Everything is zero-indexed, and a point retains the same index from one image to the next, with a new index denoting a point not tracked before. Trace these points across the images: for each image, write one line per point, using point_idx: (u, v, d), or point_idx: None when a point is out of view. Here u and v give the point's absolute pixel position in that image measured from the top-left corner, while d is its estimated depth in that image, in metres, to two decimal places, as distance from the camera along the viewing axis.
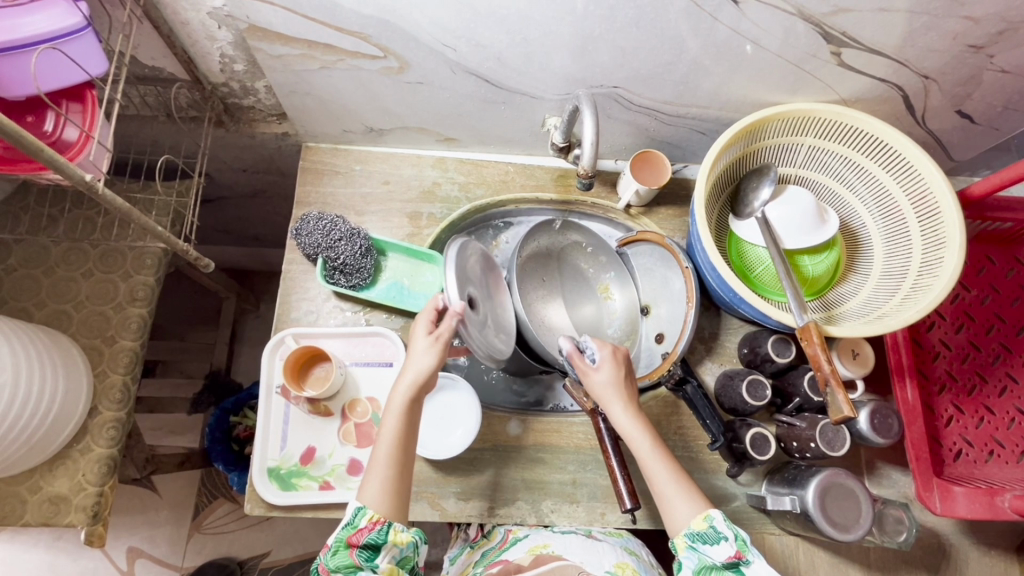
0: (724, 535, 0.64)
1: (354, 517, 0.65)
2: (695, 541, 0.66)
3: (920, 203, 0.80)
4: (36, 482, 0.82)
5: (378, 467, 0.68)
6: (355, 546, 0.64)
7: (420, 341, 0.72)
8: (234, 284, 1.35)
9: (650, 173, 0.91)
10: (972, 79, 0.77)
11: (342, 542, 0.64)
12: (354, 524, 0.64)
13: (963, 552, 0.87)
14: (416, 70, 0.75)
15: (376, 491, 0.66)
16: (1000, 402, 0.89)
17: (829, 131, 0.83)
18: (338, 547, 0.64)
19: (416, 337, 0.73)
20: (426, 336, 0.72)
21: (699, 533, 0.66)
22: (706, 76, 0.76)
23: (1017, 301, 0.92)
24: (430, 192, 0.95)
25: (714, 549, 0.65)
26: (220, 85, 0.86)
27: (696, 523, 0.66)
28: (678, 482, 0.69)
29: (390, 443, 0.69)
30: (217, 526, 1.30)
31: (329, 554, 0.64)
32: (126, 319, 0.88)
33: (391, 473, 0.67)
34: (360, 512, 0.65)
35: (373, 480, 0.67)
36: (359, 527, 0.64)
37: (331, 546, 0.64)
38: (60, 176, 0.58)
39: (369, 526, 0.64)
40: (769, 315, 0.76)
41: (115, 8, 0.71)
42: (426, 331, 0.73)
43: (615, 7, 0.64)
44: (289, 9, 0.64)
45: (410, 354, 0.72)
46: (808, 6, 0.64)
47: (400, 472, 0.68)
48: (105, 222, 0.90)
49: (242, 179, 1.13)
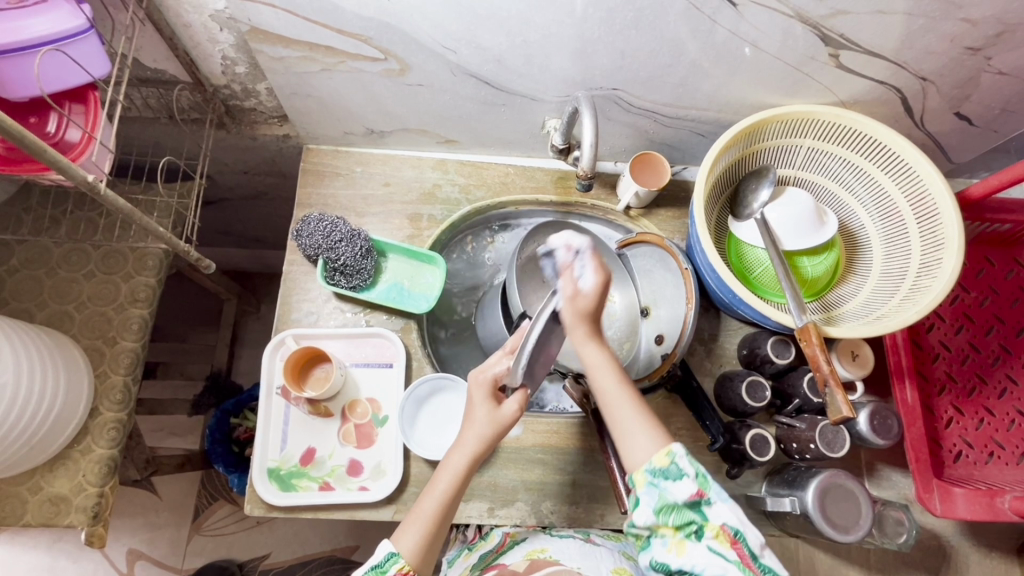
0: (687, 472, 0.60)
1: (385, 561, 0.60)
2: (656, 477, 0.61)
3: (919, 206, 0.81)
4: (36, 483, 0.82)
5: (419, 516, 0.64)
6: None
7: (480, 411, 0.67)
8: (236, 286, 1.35)
9: (650, 175, 0.91)
10: (970, 81, 0.77)
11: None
12: (383, 569, 0.60)
13: (963, 554, 0.87)
14: (417, 72, 0.76)
15: (413, 540, 0.62)
16: (1000, 403, 0.89)
17: (828, 133, 0.83)
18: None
19: (477, 405, 0.67)
20: (488, 403, 0.67)
21: (661, 469, 0.60)
22: (705, 78, 0.77)
23: (1016, 303, 0.92)
24: (430, 194, 0.95)
25: (675, 486, 0.60)
26: (222, 87, 0.87)
27: (659, 459, 0.61)
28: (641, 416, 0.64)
29: (439, 497, 0.65)
30: (217, 528, 1.30)
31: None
32: (128, 320, 0.88)
33: (431, 529, 0.63)
34: (393, 558, 0.60)
35: (412, 528, 0.63)
36: (388, 573, 0.60)
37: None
38: (63, 176, 0.58)
39: (398, 575, 0.60)
40: (768, 316, 0.76)
41: (118, 10, 0.72)
42: (486, 398, 0.67)
43: (613, 10, 0.65)
44: (289, 11, 0.64)
45: (468, 422, 0.67)
46: (806, 9, 0.64)
47: (438, 528, 0.64)
48: (107, 224, 0.91)
49: (244, 181, 1.13)
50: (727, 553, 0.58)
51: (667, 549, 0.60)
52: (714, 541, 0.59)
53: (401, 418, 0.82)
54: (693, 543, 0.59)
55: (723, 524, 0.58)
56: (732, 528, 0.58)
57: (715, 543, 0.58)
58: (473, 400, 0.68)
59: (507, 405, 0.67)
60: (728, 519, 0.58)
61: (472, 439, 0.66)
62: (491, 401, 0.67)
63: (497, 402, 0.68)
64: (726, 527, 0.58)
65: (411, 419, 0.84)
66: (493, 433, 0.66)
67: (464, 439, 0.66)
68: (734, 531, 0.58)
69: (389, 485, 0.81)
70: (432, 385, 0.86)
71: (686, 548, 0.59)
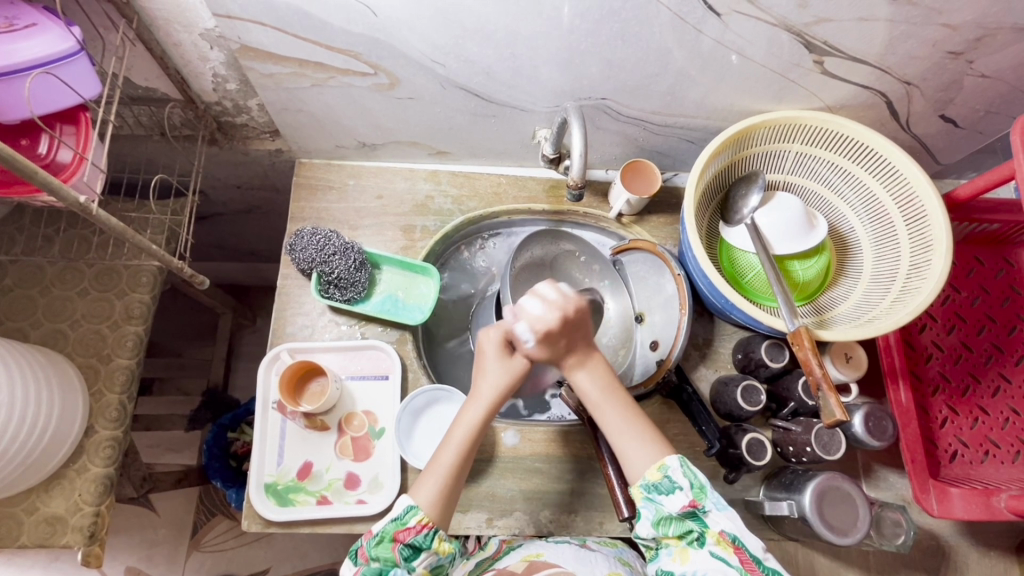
0: (679, 485, 0.62)
1: (403, 515, 0.63)
2: (650, 491, 0.63)
3: (907, 207, 0.81)
4: (32, 504, 0.82)
5: (437, 469, 0.66)
6: (400, 542, 0.63)
7: (494, 363, 0.68)
8: (231, 300, 1.35)
9: (640, 182, 0.91)
10: (953, 84, 0.78)
11: (387, 535, 0.63)
12: (404, 521, 0.63)
13: (962, 553, 0.88)
14: (407, 86, 0.76)
15: (431, 493, 0.64)
16: (993, 402, 0.89)
17: (814, 138, 0.84)
18: (383, 538, 0.63)
19: (489, 355, 0.68)
20: (501, 356, 0.68)
21: (654, 484, 0.63)
22: (693, 86, 0.77)
23: (1007, 301, 0.93)
24: (423, 205, 0.95)
25: (669, 499, 0.63)
26: (213, 103, 0.87)
27: (651, 474, 0.63)
28: (634, 429, 0.66)
29: (457, 448, 0.67)
30: (217, 543, 1.29)
31: (373, 542, 0.63)
32: (123, 338, 0.88)
33: (449, 479, 0.66)
34: (411, 512, 0.63)
35: (431, 480, 0.65)
36: (410, 524, 0.63)
37: (376, 535, 0.63)
38: (54, 199, 0.59)
39: (418, 527, 0.63)
40: (761, 321, 0.76)
41: (108, 31, 0.72)
42: (498, 351, 0.68)
43: (600, 21, 0.65)
44: (278, 28, 0.65)
45: (482, 373, 0.68)
46: (790, 17, 0.65)
47: (456, 479, 0.66)
48: (100, 241, 0.91)
49: (236, 196, 1.13)
50: (729, 558, 0.60)
51: (672, 557, 0.64)
52: (715, 547, 0.62)
53: (399, 430, 0.83)
54: (696, 549, 0.62)
55: (722, 531, 0.61)
56: (731, 534, 0.61)
57: (718, 548, 0.61)
58: (485, 353, 0.69)
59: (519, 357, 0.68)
60: (726, 526, 0.61)
61: (488, 390, 0.67)
62: (502, 355, 0.68)
63: (507, 355, 0.68)
64: (725, 534, 0.61)
65: (408, 431, 0.84)
66: (509, 382, 0.68)
67: (480, 390, 0.68)
68: (733, 537, 0.61)
69: (388, 497, 0.81)
70: (429, 396, 0.86)
71: (689, 555, 0.63)
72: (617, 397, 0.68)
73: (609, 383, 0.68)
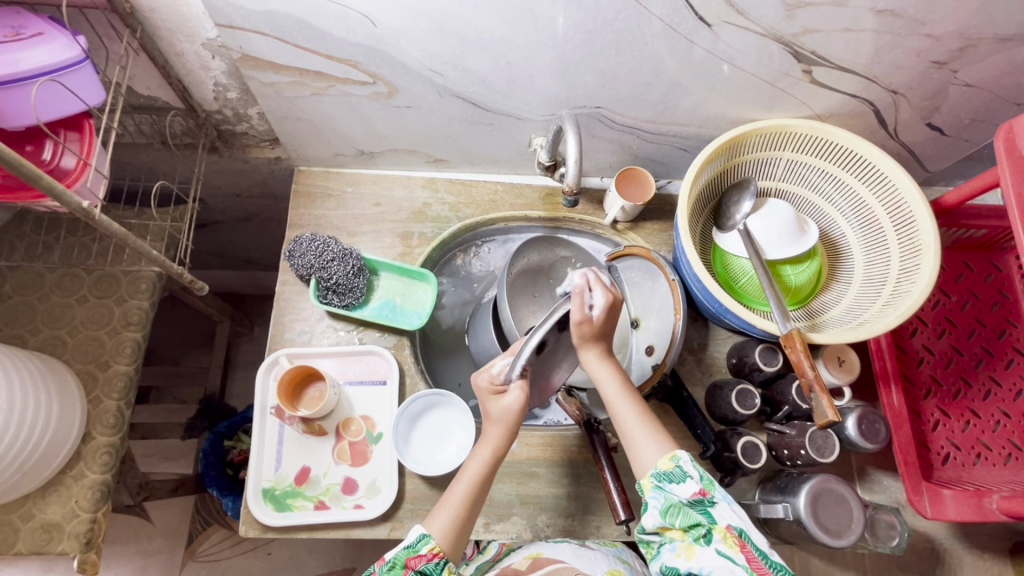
0: (690, 474, 0.63)
1: (416, 542, 0.63)
2: (661, 480, 0.64)
3: (896, 213, 0.83)
4: (28, 510, 0.82)
5: (452, 500, 0.66)
6: (412, 569, 0.61)
7: (491, 406, 0.67)
8: (229, 308, 1.36)
9: (635, 189, 0.93)
10: (939, 93, 0.80)
11: (399, 562, 0.62)
12: (416, 548, 0.62)
13: (957, 556, 0.88)
14: (405, 94, 0.78)
15: (445, 522, 0.65)
16: (984, 405, 0.90)
17: (805, 146, 0.86)
18: (394, 565, 0.62)
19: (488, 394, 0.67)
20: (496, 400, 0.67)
21: (666, 472, 0.64)
22: (685, 95, 0.79)
23: (997, 306, 0.94)
24: (420, 212, 0.97)
25: (680, 487, 0.63)
26: (214, 112, 0.88)
27: (663, 464, 0.65)
28: (645, 424, 0.68)
29: (470, 481, 0.67)
30: (212, 554, 1.29)
31: (384, 569, 0.61)
32: (121, 344, 0.89)
33: (463, 511, 0.65)
34: (424, 539, 0.63)
35: (444, 512, 0.65)
36: (421, 553, 0.62)
37: (388, 561, 0.62)
38: (57, 203, 0.60)
39: (429, 555, 0.62)
40: (753, 324, 0.77)
41: (112, 41, 0.74)
42: (493, 393, 0.67)
43: (593, 32, 0.67)
44: (280, 38, 0.66)
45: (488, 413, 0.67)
46: (777, 28, 0.67)
47: (470, 510, 0.66)
48: (100, 249, 0.92)
49: (236, 205, 1.14)
50: (735, 555, 0.59)
51: (677, 553, 0.63)
52: (722, 544, 0.60)
53: (396, 435, 0.83)
54: (702, 547, 0.61)
55: (729, 525, 0.60)
56: (737, 529, 0.60)
57: (724, 546, 0.60)
58: (483, 397, 0.68)
59: (511, 398, 0.65)
60: (732, 520, 0.61)
61: (495, 431, 0.67)
62: (496, 395, 0.67)
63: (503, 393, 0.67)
64: (731, 528, 0.60)
65: (406, 437, 0.84)
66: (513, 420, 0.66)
67: (489, 428, 0.67)
68: (739, 531, 0.60)
69: (386, 502, 0.81)
70: (426, 401, 0.86)
71: (695, 552, 0.61)
72: (628, 396, 0.69)
73: (623, 382, 0.70)
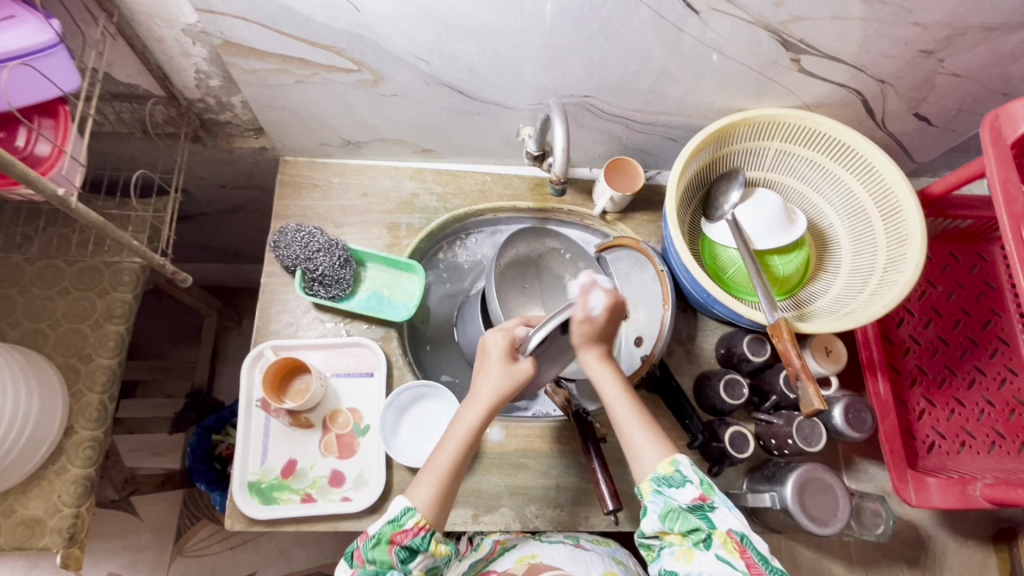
0: (690, 478, 0.63)
1: (402, 515, 0.61)
2: (661, 484, 0.63)
3: (883, 204, 0.83)
4: (10, 505, 0.80)
5: (436, 468, 0.65)
6: (398, 544, 0.60)
7: (495, 367, 0.67)
8: (216, 301, 1.35)
9: (624, 180, 0.92)
10: (926, 83, 0.80)
11: (384, 537, 0.60)
12: (400, 522, 0.60)
13: (941, 543, 0.89)
14: (391, 82, 0.77)
15: (428, 494, 0.63)
16: (969, 393, 0.91)
17: (793, 136, 0.86)
18: (380, 540, 0.60)
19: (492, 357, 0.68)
20: (502, 363, 0.67)
21: (666, 477, 0.64)
22: (673, 84, 0.79)
23: (982, 296, 0.95)
24: (408, 203, 0.96)
25: (680, 492, 0.62)
26: (196, 100, 0.87)
27: (663, 468, 0.64)
28: (645, 426, 0.68)
29: (453, 452, 0.65)
30: (201, 548, 1.28)
31: (369, 545, 0.60)
32: (104, 337, 0.87)
33: (445, 482, 0.64)
34: (410, 512, 0.61)
35: (427, 482, 0.64)
36: (406, 526, 0.60)
37: (373, 536, 0.61)
38: (32, 191, 0.58)
39: (416, 528, 0.60)
40: (742, 314, 0.77)
41: (89, 26, 0.72)
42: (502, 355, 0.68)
43: (580, 19, 0.66)
44: (261, 24, 0.65)
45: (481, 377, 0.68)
46: (766, 15, 0.67)
47: (451, 482, 0.64)
48: (80, 240, 0.91)
49: (221, 196, 1.13)
50: (734, 561, 0.59)
51: (675, 557, 0.62)
52: (722, 549, 0.61)
53: (383, 427, 0.82)
54: (702, 551, 0.61)
55: (729, 530, 0.61)
56: (738, 534, 0.60)
57: (724, 551, 0.60)
58: (489, 356, 0.68)
59: (522, 364, 0.67)
60: (733, 525, 0.61)
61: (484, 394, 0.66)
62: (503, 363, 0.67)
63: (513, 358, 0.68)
64: (733, 533, 0.60)
65: (393, 429, 0.84)
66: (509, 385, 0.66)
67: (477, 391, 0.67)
68: (740, 536, 0.60)
69: (372, 496, 0.81)
70: (415, 392, 0.86)
71: (694, 556, 0.61)
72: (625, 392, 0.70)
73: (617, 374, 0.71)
